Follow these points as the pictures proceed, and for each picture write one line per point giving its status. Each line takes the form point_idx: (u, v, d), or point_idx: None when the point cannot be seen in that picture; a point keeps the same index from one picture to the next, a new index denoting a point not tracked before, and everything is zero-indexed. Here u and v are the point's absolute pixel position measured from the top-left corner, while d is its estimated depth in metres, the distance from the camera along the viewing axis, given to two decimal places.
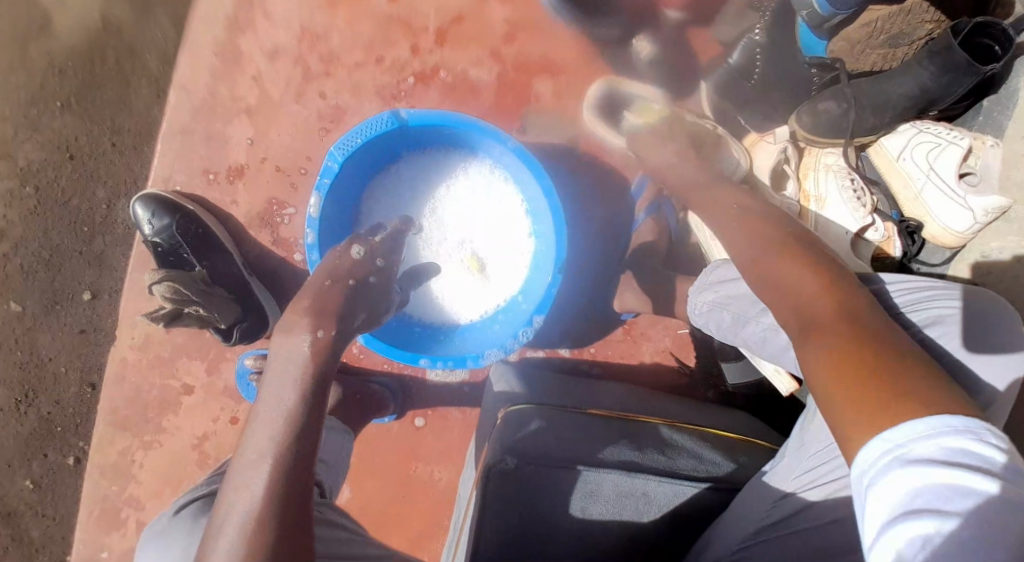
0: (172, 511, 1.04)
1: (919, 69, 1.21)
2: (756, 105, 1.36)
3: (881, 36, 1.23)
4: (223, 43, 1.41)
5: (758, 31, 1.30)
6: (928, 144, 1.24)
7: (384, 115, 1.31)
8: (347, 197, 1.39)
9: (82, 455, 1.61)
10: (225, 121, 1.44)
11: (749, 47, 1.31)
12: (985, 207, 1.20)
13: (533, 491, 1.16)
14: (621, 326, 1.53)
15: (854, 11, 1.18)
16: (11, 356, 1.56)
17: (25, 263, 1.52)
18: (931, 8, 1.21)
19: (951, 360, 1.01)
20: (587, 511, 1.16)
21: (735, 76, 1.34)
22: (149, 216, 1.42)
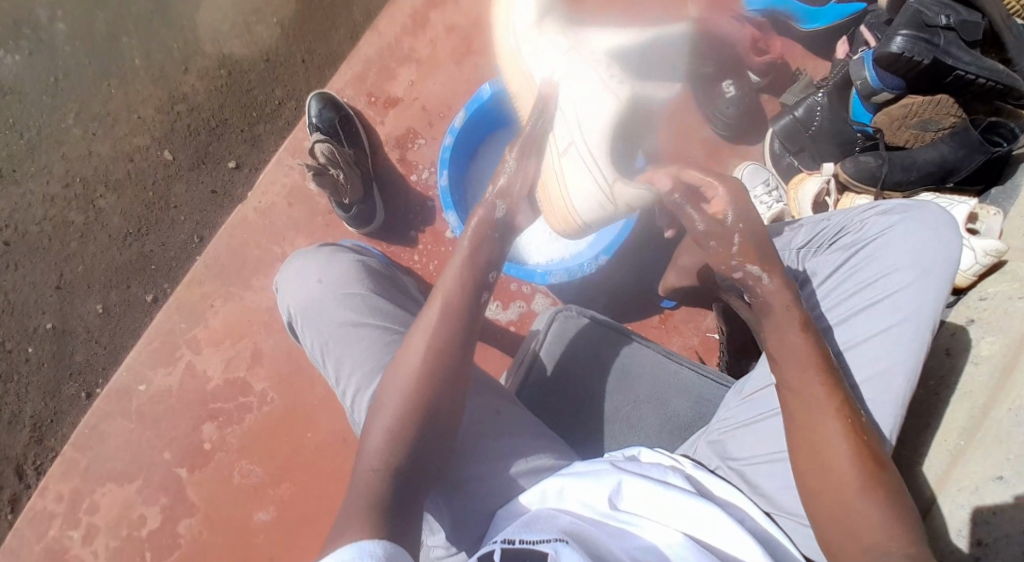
0: (342, 251, 1.53)
1: (942, 144, 1.68)
2: (808, 152, 1.81)
3: (915, 119, 1.70)
4: (418, 10, 1.85)
5: (821, 95, 1.75)
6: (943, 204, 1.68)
7: None
8: (479, 126, 1.77)
9: (161, 296, 1.80)
10: (399, 64, 1.84)
11: (812, 105, 1.76)
12: (985, 247, 1.61)
13: (585, 343, 1.55)
14: (659, 314, 1.87)
15: (896, 93, 1.67)
16: (142, 194, 1.82)
17: (193, 123, 1.84)
18: (957, 106, 1.69)
19: (921, 234, 1.34)
20: (628, 370, 1.53)
21: (797, 125, 1.78)
22: (318, 106, 1.77)
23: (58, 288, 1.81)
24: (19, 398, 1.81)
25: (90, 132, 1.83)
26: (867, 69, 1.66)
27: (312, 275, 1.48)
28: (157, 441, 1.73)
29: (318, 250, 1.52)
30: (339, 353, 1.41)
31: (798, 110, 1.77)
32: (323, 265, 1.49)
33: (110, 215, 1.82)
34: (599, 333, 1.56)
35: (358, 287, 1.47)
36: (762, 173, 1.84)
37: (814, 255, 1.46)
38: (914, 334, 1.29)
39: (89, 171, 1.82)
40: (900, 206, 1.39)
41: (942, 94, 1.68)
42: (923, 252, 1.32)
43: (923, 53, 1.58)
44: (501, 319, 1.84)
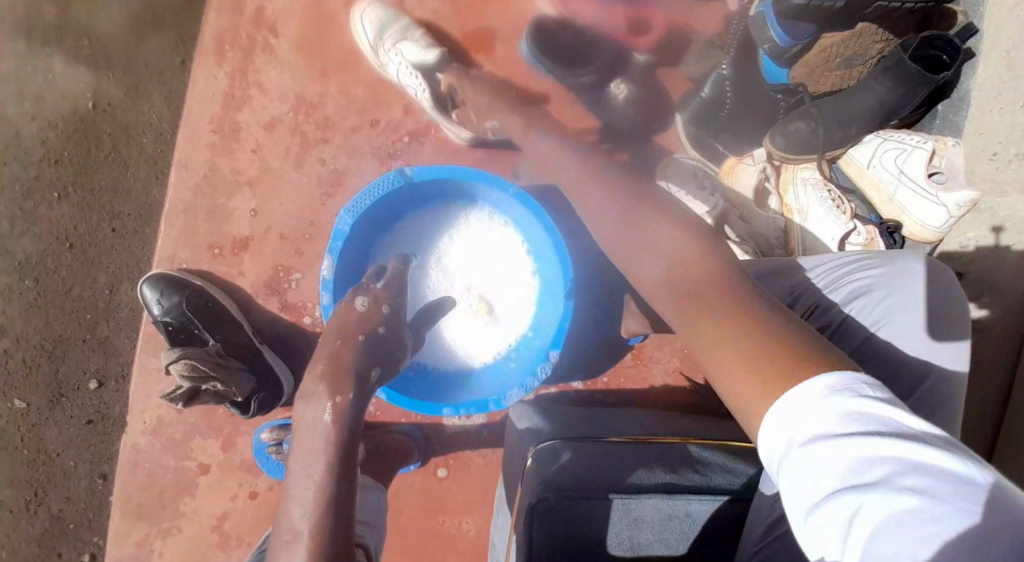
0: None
1: (876, 84, 1.28)
2: (728, 132, 1.42)
3: (836, 60, 1.37)
4: (221, 118, 1.44)
5: (725, 64, 1.36)
6: (894, 151, 1.31)
7: (390, 174, 1.35)
8: (354, 254, 1.41)
9: (98, 550, 1.55)
10: (228, 195, 1.45)
11: (719, 80, 1.36)
12: (957, 202, 1.26)
13: (576, 524, 1.14)
14: (631, 351, 1.59)
15: (807, 43, 1.30)
16: (16, 455, 1.53)
17: (29, 356, 1.51)
18: (880, 29, 1.35)
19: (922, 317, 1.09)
20: (637, 546, 1.14)
21: (707, 107, 1.39)
22: (158, 295, 1.43)
23: None
24: None
25: None
26: (771, 25, 1.29)
27: None
28: None
29: None
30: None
31: (706, 89, 1.38)
32: None
33: None
34: (578, 509, 1.14)
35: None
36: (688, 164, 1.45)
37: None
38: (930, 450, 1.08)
39: None
40: (881, 280, 1.12)
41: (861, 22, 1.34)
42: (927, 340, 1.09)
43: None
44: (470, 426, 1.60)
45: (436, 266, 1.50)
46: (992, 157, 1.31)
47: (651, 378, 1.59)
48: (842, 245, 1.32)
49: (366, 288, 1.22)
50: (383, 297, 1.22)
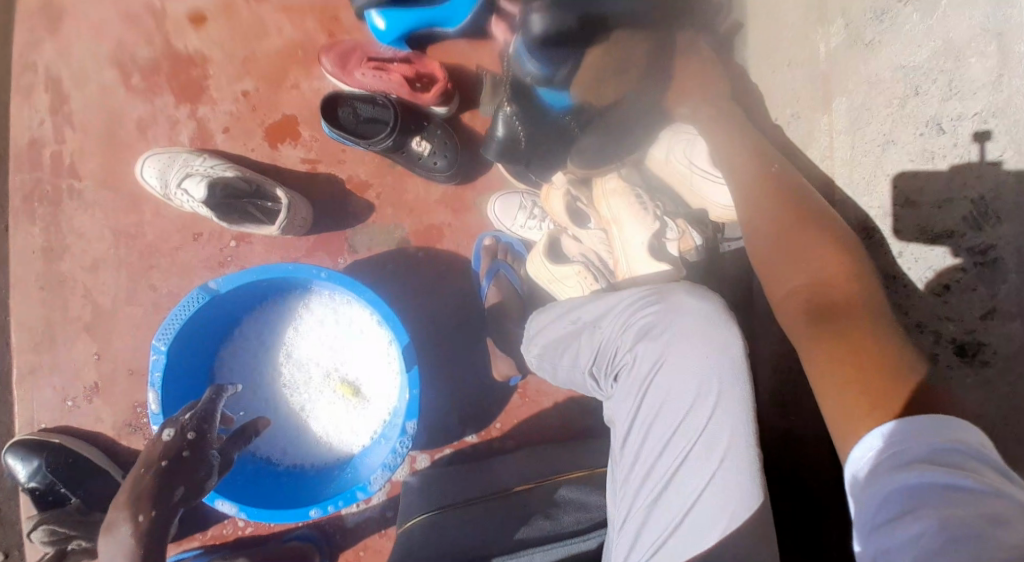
0: None
1: None
2: (538, 162, 1.34)
3: None
4: (46, 273, 1.45)
5: (507, 102, 1.25)
6: (684, 141, 1.31)
7: (193, 292, 1.31)
8: (189, 375, 1.37)
9: None
10: (69, 345, 1.44)
11: (506, 120, 1.26)
12: None
13: None
14: (516, 392, 1.50)
15: (576, 62, 1.18)
16: None
17: None
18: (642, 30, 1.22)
19: (705, 344, 0.96)
20: None
21: (505, 146, 1.29)
22: (20, 462, 1.40)
23: None
24: None
25: None
26: (525, 62, 1.19)
27: None
28: None
29: None
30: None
31: (497, 130, 1.28)
32: None
33: None
34: None
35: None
36: (512, 200, 1.43)
37: (598, 374, 1.08)
38: (743, 481, 0.93)
39: None
40: (659, 312, 1.00)
41: None
42: (720, 367, 0.95)
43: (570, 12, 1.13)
44: (370, 512, 1.53)
45: (287, 358, 1.46)
46: (789, 117, 1.26)
47: (546, 414, 1.50)
48: (658, 243, 1.23)
49: (173, 420, 1.13)
50: (190, 425, 1.12)
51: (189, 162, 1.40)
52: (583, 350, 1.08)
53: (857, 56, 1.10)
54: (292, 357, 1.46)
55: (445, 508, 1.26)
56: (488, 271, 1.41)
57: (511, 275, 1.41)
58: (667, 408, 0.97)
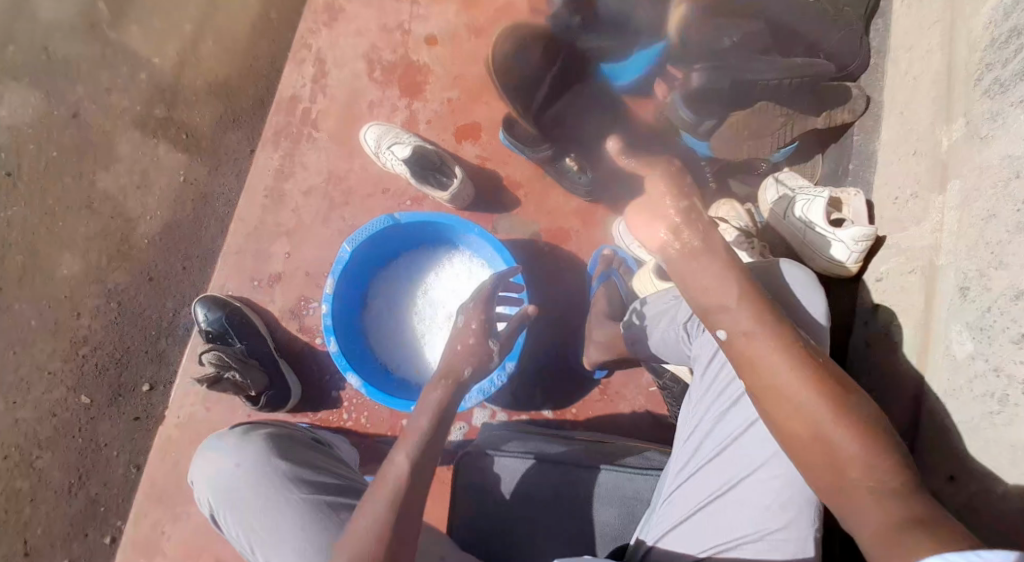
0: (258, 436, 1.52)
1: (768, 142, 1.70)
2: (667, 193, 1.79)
3: (746, 134, 1.68)
4: (271, 187, 1.91)
5: (657, 141, 1.77)
6: (804, 201, 1.68)
7: (382, 217, 1.76)
8: (354, 280, 1.81)
9: (117, 534, 1.83)
10: (271, 241, 1.90)
11: (651, 156, 1.77)
12: (853, 236, 1.61)
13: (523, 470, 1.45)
14: (596, 386, 1.87)
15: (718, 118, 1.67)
16: (75, 442, 1.87)
17: (100, 363, 1.90)
18: (780, 105, 1.67)
19: (791, 311, 1.32)
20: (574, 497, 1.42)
21: None
22: (204, 310, 1.83)
23: (26, 556, 1.85)
24: None
25: (12, 403, 1.89)
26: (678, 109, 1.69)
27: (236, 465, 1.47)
28: None
29: (229, 438, 1.52)
30: (261, 536, 1.42)
31: (641, 162, 1.77)
32: (235, 455, 1.48)
33: (51, 472, 1.87)
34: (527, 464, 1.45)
35: (281, 457, 1.47)
36: None
37: (693, 327, 1.41)
38: None
39: (20, 438, 1.89)
40: (759, 284, 1.36)
41: (761, 102, 1.66)
42: (800, 328, 1.31)
43: (717, 80, 1.60)
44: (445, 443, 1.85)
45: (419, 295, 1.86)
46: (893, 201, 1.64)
47: (617, 412, 1.85)
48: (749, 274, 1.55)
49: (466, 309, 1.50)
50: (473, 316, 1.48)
51: (399, 134, 1.85)
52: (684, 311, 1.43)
53: (974, 147, 1.45)
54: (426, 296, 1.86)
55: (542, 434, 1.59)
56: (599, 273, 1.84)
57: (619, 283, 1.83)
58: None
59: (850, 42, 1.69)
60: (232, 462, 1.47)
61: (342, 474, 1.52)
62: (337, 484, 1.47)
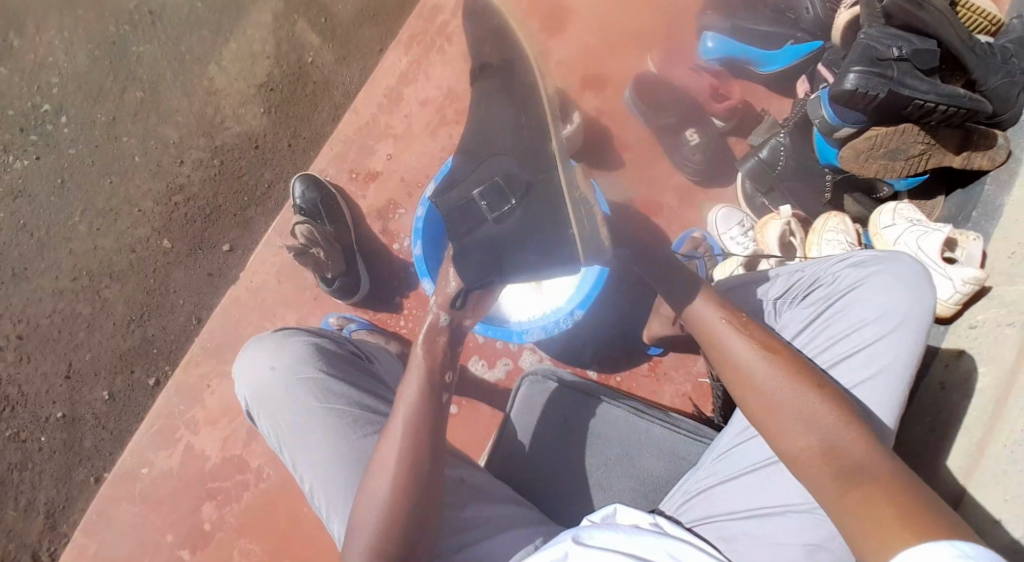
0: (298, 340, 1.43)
1: (898, 164, 1.61)
2: (778, 192, 1.77)
3: (880, 150, 1.58)
4: (391, 88, 1.91)
5: (782, 135, 1.73)
6: (918, 232, 1.57)
7: None
8: None
9: (162, 379, 1.86)
10: (376, 140, 1.90)
11: (776, 146, 1.73)
12: (963, 277, 1.49)
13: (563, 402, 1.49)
14: (649, 364, 1.79)
15: (859, 125, 1.57)
16: (145, 282, 1.91)
17: (190, 213, 1.94)
18: (923, 133, 1.57)
19: (898, 293, 1.26)
20: (597, 431, 1.46)
21: (763, 166, 1.75)
22: (301, 186, 1.86)
23: (67, 377, 1.87)
24: (31, 486, 1.84)
25: (96, 229, 1.93)
26: (825, 107, 1.59)
27: (267, 362, 1.40)
28: (161, 523, 1.78)
29: (273, 334, 1.44)
30: (296, 447, 1.35)
31: (763, 152, 1.75)
32: (272, 350, 1.40)
33: (115, 303, 1.90)
34: (571, 398, 1.50)
35: (320, 359, 1.40)
36: (735, 215, 1.79)
37: (789, 306, 1.38)
38: (885, 393, 1.22)
39: (94, 264, 1.92)
40: (872, 261, 1.30)
41: (906, 123, 1.55)
42: (903, 313, 1.24)
43: (877, 87, 1.48)
44: (488, 378, 1.79)
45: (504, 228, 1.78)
46: (1010, 255, 1.55)
47: (661, 393, 1.77)
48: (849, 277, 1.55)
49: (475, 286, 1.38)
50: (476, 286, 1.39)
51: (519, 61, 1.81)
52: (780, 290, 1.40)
53: None
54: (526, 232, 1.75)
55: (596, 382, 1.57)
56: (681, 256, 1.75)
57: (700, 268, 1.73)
58: (849, 333, 1.28)
59: (1010, 89, 1.59)
60: (269, 368, 1.39)
61: (377, 389, 1.44)
62: (372, 400, 1.40)
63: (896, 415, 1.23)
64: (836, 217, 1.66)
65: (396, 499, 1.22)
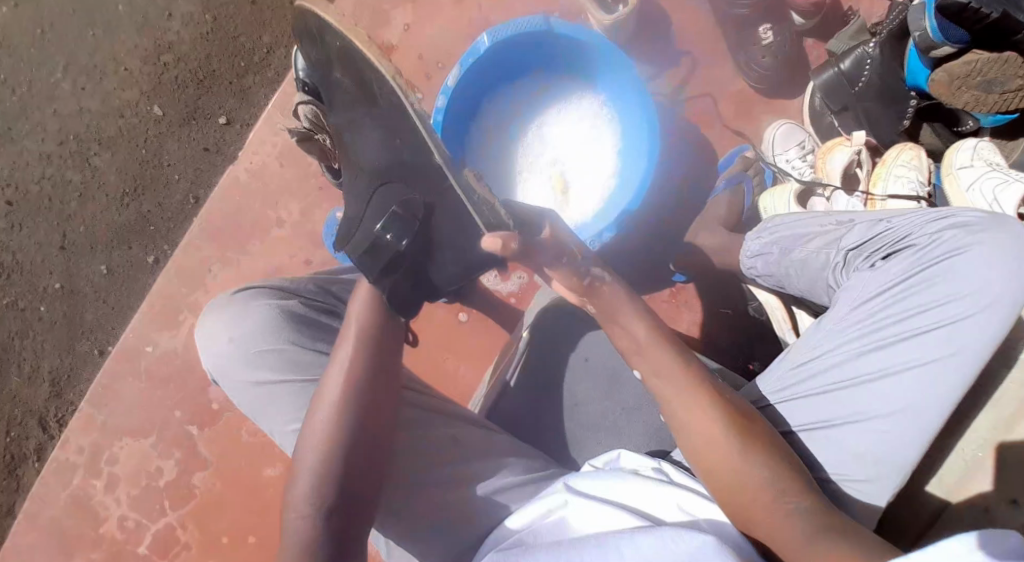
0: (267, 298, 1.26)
1: (991, 96, 1.35)
2: (852, 111, 1.53)
3: (976, 78, 1.33)
4: None
5: (873, 44, 1.46)
6: (996, 180, 1.38)
7: (536, 18, 1.48)
8: (481, 81, 1.56)
9: (162, 258, 1.77)
10: (391, 6, 1.66)
11: (861, 58, 1.47)
12: None
13: (578, 338, 1.32)
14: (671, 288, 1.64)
15: (960, 46, 1.32)
16: (136, 152, 1.76)
17: (181, 77, 1.75)
18: None
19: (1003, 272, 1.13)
20: (619, 375, 1.28)
21: (842, 79, 1.50)
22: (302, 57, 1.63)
23: (63, 249, 1.78)
24: (35, 354, 1.82)
25: (79, 88, 1.75)
26: (928, 17, 1.32)
27: (225, 333, 1.23)
28: (168, 400, 1.76)
29: (230, 298, 1.26)
30: (278, 425, 1.23)
31: (845, 61, 1.49)
32: (231, 319, 1.23)
33: (107, 173, 1.77)
34: (586, 330, 1.32)
35: (284, 327, 1.22)
36: (796, 134, 1.58)
37: (863, 259, 1.25)
38: (958, 375, 1.13)
39: (81, 128, 1.76)
40: (978, 227, 1.16)
41: (1012, 51, 1.28)
42: (1003, 291, 1.12)
43: (991, 3, 1.23)
44: (500, 292, 1.69)
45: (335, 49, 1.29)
46: None
47: None
48: None
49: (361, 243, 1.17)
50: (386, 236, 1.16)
51: None
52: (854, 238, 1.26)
53: None
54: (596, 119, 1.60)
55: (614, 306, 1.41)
56: (725, 179, 1.60)
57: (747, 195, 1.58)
58: (930, 303, 1.16)
59: None
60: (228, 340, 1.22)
61: None
62: None
63: (960, 397, 1.13)
64: (909, 151, 1.46)
65: (343, 415, 1.15)
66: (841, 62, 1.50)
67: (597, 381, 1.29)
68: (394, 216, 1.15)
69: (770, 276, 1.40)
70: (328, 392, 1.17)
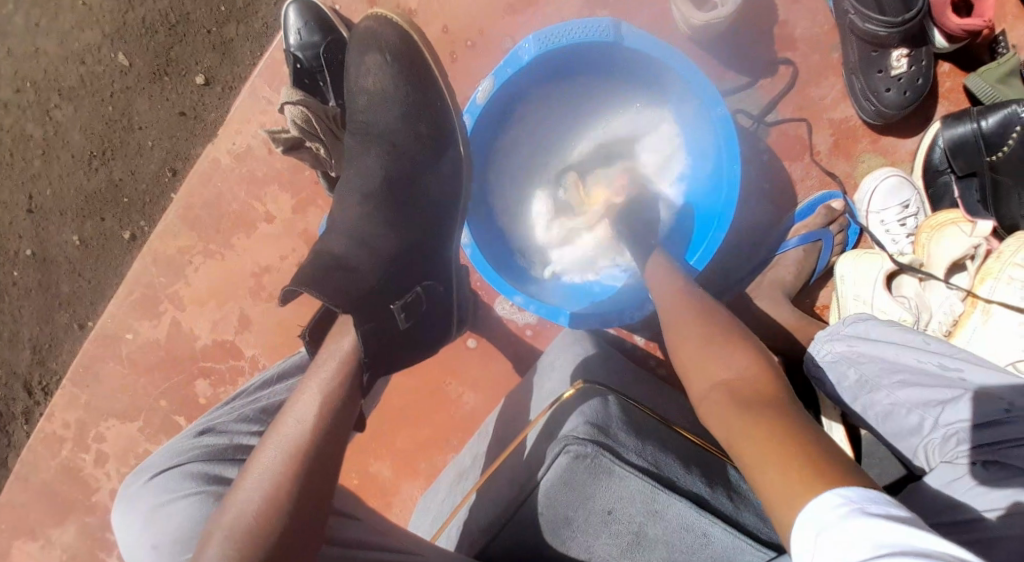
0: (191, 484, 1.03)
1: None
2: (981, 179, 1.20)
3: None
4: None
5: None
6: None
7: (601, 22, 1.14)
8: (521, 90, 1.25)
9: (138, 235, 1.54)
10: None
11: (1010, 118, 1.14)
12: None
13: (596, 487, 1.07)
14: None
15: None
16: (102, 109, 1.50)
17: (149, 18, 1.47)
18: None
19: None
20: (644, 530, 1.07)
21: (978, 138, 1.17)
22: (301, 25, 1.31)
23: (31, 212, 1.56)
24: (13, 319, 1.61)
25: (34, 24, 1.50)
26: None
27: (145, 541, 1.01)
28: (152, 388, 1.52)
29: (147, 493, 1.03)
30: None
31: (988, 119, 1.16)
32: (149, 522, 1.01)
33: (71, 131, 1.52)
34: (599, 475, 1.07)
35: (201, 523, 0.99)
36: (902, 191, 1.24)
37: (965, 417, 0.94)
38: None
39: (39, 75, 1.51)
40: None
41: None
42: None
43: None
44: (515, 321, 1.46)
45: (387, 53, 1.16)
46: None
47: None
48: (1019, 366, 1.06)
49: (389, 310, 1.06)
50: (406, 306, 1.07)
51: None
52: (956, 406, 0.95)
53: None
54: (662, 149, 1.30)
55: (635, 400, 1.20)
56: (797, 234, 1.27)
57: (823, 255, 1.27)
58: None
59: None
60: (151, 508, 1.03)
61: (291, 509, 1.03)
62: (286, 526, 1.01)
63: None
64: None
65: (297, 469, 0.93)
66: (984, 115, 1.16)
67: (616, 538, 1.07)
68: (412, 296, 1.08)
69: (838, 401, 1.10)
70: (290, 422, 0.97)
